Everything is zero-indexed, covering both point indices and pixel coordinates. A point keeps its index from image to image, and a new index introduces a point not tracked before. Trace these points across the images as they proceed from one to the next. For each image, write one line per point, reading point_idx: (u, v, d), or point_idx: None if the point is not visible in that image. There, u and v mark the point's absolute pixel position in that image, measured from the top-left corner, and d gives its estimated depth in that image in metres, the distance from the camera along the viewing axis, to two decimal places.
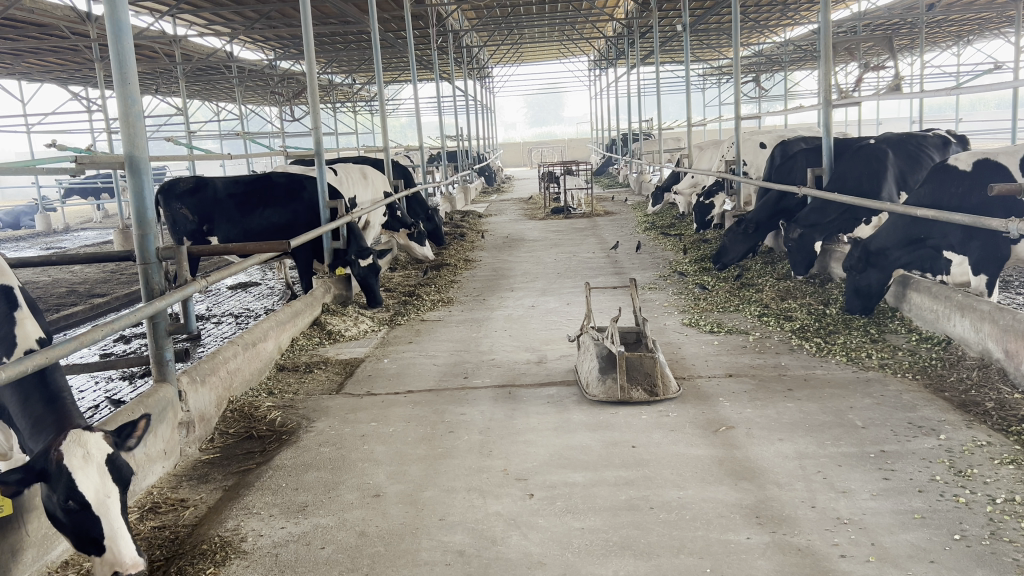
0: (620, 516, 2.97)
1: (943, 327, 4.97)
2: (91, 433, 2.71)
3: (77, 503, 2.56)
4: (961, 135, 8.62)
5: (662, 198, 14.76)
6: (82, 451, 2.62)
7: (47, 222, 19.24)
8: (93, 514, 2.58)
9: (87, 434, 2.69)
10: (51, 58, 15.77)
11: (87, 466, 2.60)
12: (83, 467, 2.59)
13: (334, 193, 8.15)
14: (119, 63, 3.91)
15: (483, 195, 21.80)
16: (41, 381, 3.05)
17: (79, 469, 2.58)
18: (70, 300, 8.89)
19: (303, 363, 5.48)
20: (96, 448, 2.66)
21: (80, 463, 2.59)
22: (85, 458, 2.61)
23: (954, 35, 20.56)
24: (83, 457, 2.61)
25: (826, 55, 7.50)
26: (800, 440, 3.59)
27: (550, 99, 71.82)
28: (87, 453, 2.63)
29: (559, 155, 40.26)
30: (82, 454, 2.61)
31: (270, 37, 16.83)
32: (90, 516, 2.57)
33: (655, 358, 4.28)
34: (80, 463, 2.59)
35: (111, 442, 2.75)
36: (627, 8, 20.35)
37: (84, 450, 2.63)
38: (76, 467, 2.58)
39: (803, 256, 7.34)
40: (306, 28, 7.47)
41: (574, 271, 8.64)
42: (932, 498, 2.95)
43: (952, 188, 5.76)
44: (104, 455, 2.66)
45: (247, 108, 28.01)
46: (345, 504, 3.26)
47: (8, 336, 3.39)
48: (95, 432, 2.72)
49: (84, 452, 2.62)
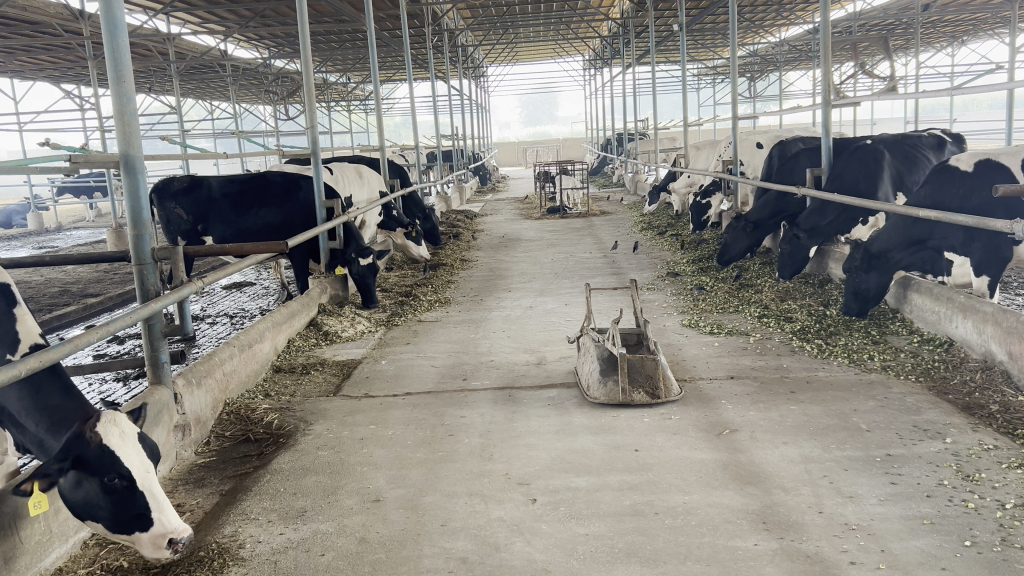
0: (624, 521, 2.93)
1: (945, 328, 4.93)
2: (119, 412, 2.79)
3: (122, 480, 2.67)
4: (957, 135, 8.60)
5: (657, 198, 14.74)
6: (118, 429, 2.71)
7: (39, 222, 19.07)
8: (137, 489, 2.69)
9: (120, 413, 2.77)
10: (43, 57, 15.66)
11: (126, 444, 2.70)
12: (124, 445, 2.69)
13: (329, 193, 8.08)
14: (114, 60, 3.84)
15: (478, 195, 21.75)
16: (53, 373, 3.01)
17: (122, 447, 2.68)
18: (63, 300, 8.80)
19: (299, 364, 5.43)
20: (128, 426, 2.76)
21: (120, 441, 2.69)
22: (123, 436, 2.71)
23: (948, 36, 20.57)
24: (121, 436, 2.70)
25: (825, 53, 7.42)
26: (805, 444, 3.55)
27: (544, 98, 71.87)
28: (123, 431, 2.72)
29: (554, 154, 40.18)
30: (119, 432, 2.70)
31: (264, 36, 16.74)
32: (136, 493, 2.69)
33: (656, 360, 4.27)
34: (119, 441, 2.69)
35: (131, 421, 2.84)
36: (622, 8, 20.35)
37: (120, 428, 2.72)
38: (118, 445, 2.68)
39: (791, 262, 7.33)
40: (302, 25, 7.38)
41: (572, 271, 8.61)
42: (940, 504, 2.91)
43: (953, 189, 5.73)
44: (136, 431, 2.77)
45: (241, 108, 27.88)
46: (345, 509, 3.21)
47: (10, 333, 3.27)
48: (122, 412, 2.81)
49: (120, 430, 2.72)
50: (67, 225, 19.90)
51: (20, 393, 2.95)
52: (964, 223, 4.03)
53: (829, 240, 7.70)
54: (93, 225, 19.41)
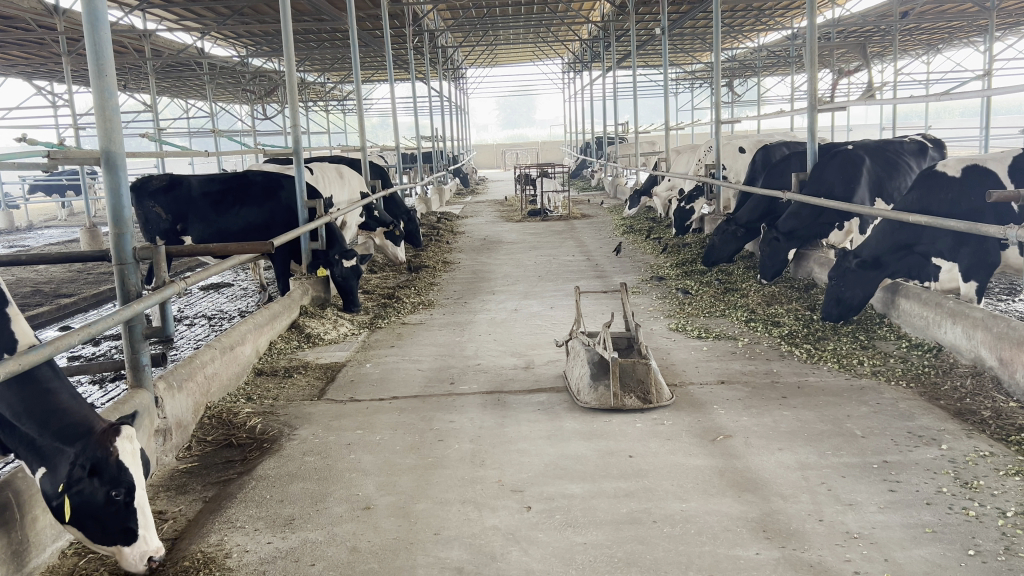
0: (622, 530, 2.87)
1: (934, 334, 4.93)
2: (128, 428, 2.75)
3: (127, 495, 2.61)
4: (938, 141, 8.65)
5: (639, 201, 14.78)
6: (132, 446, 2.67)
7: (10, 220, 18.69)
8: (134, 506, 2.63)
9: (134, 429, 2.73)
10: (15, 52, 15.37)
11: (136, 461, 2.66)
12: (135, 462, 2.65)
13: (312, 193, 7.94)
14: (95, 55, 3.72)
15: (458, 197, 21.59)
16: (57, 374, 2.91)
17: (134, 464, 2.64)
18: (35, 301, 8.60)
19: (281, 368, 5.31)
20: (137, 444, 2.72)
21: (133, 458, 2.64)
22: (136, 453, 2.66)
23: (925, 44, 20.79)
24: (133, 452, 2.66)
25: (812, 56, 7.31)
26: (801, 450, 3.52)
27: (522, 101, 72.15)
28: (135, 448, 2.68)
29: (532, 157, 40.11)
30: (132, 449, 2.66)
31: (243, 33, 16.60)
32: (132, 509, 2.63)
33: (648, 365, 4.22)
34: (132, 459, 2.64)
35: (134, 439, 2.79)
36: (603, 12, 20.43)
37: (134, 445, 2.67)
38: (131, 462, 2.63)
39: (772, 264, 7.37)
40: (285, 21, 7.17)
41: (556, 274, 8.55)
42: (941, 512, 2.88)
43: (941, 194, 5.74)
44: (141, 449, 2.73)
45: (217, 107, 27.60)
46: (334, 517, 3.12)
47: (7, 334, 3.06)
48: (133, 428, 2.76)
49: (133, 446, 2.67)
50: (37, 224, 19.51)
51: (19, 392, 2.80)
52: (957, 228, 3.97)
53: (810, 245, 7.69)
54: (64, 224, 19.13)
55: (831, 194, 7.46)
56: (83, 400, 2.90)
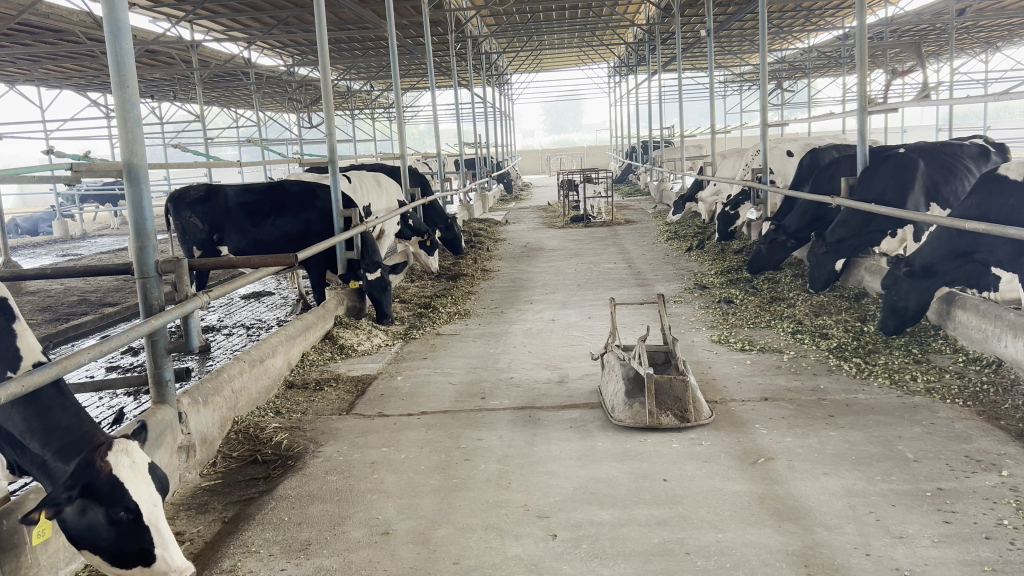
0: (652, 562, 2.70)
1: (993, 347, 4.64)
2: (129, 441, 2.65)
3: (129, 513, 2.50)
4: (1000, 145, 8.25)
5: (684, 207, 14.50)
6: (128, 459, 2.57)
7: (65, 229, 19.00)
8: (143, 524, 2.52)
9: (130, 442, 2.63)
10: (67, 64, 15.59)
11: (136, 476, 2.55)
12: (134, 476, 2.54)
13: (349, 201, 7.88)
14: (118, 66, 3.63)
15: (501, 203, 21.37)
16: (60, 394, 2.80)
17: (131, 479, 2.53)
18: (81, 309, 8.71)
19: (312, 381, 5.21)
20: (139, 456, 2.61)
21: (130, 473, 2.54)
22: (134, 467, 2.56)
23: (983, 41, 20.12)
24: (131, 467, 2.55)
25: (862, 57, 6.95)
26: (847, 475, 3.30)
27: (568, 107, 72.07)
28: (133, 461, 2.57)
29: (577, 162, 39.77)
30: (129, 463, 2.56)
31: (288, 42, 16.70)
32: (142, 527, 2.52)
33: (686, 381, 3.99)
34: (130, 473, 2.54)
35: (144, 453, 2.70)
36: (649, 15, 20.15)
37: (130, 459, 2.57)
38: (127, 476, 2.53)
39: (822, 274, 7.14)
40: (318, 28, 7.04)
41: (596, 282, 8.37)
42: (1001, 548, 2.64)
43: (1002, 199, 5.44)
44: (147, 462, 2.62)
45: (265, 117, 27.86)
46: (351, 542, 2.99)
47: (11, 349, 2.99)
48: (133, 441, 2.67)
49: (131, 461, 2.57)
50: (91, 233, 19.84)
51: (24, 412, 2.72)
52: (1018, 236, 3.69)
53: (861, 254, 7.37)
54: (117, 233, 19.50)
55: (882, 200, 7.15)
56: (88, 418, 2.81)
